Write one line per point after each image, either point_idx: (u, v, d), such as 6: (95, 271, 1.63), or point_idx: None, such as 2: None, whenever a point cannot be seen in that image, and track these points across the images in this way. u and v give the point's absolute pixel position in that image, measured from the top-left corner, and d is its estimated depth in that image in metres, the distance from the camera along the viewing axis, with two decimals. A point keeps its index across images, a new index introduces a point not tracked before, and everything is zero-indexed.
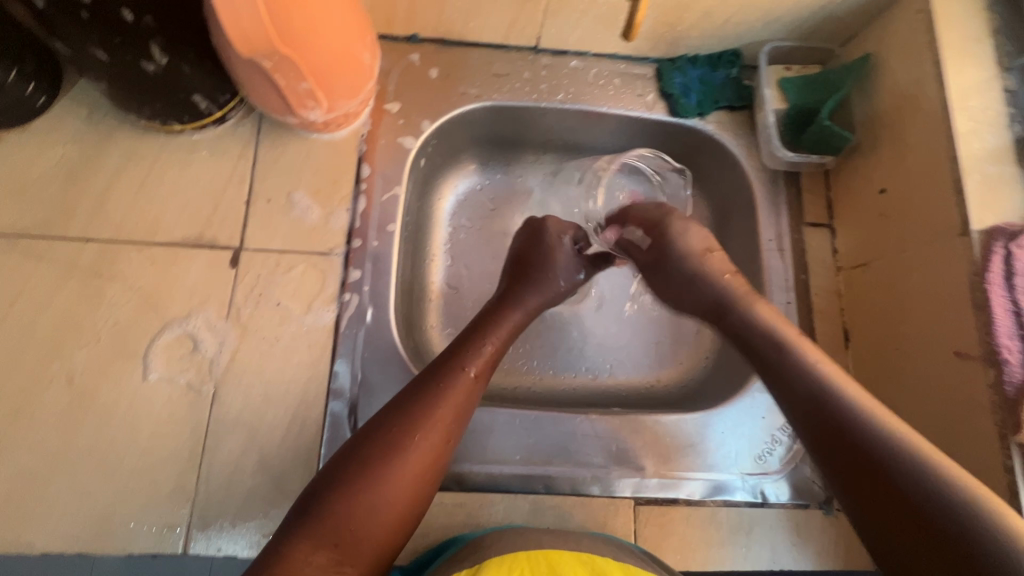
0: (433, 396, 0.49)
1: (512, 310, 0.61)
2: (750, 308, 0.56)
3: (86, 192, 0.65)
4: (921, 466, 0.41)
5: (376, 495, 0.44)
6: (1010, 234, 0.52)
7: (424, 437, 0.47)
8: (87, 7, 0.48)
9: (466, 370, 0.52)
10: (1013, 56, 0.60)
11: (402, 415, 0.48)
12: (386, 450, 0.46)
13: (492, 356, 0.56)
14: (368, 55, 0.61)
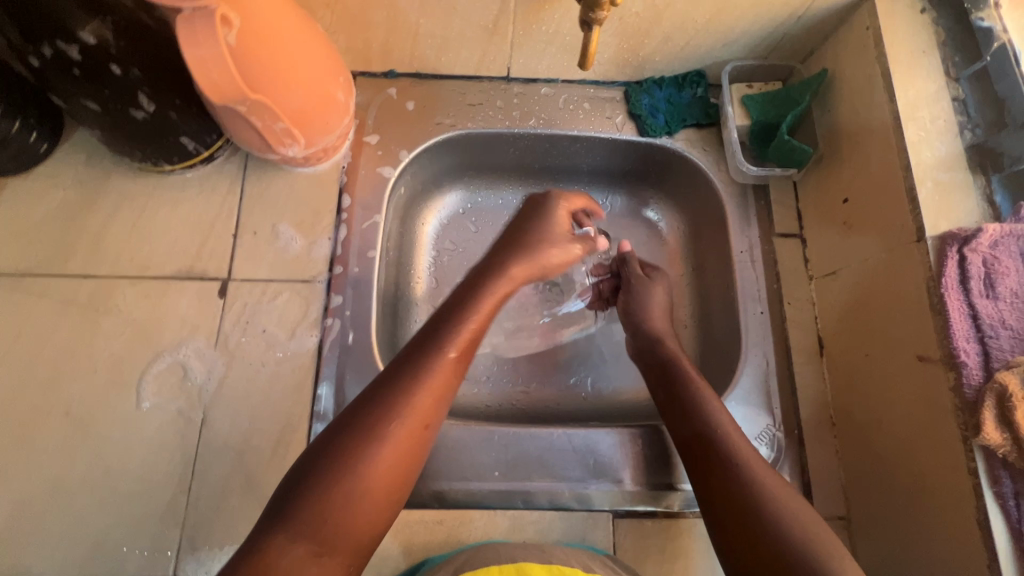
0: (411, 380, 0.47)
1: (497, 279, 0.56)
2: (667, 345, 0.66)
3: (84, 232, 0.69)
4: (762, 488, 0.50)
5: (353, 486, 0.43)
6: (963, 239, 0.54)
7: (401, 423, 0.46)
8: (79, 64, 0.54)
9: (446, 352, 0.49)
10: (960, 67, 0.62)
11: (381, 402, 0.46)
12: (362, 440, 0.44)
13: (474, 334, 0.52)
14: (341, 93, 0.65)
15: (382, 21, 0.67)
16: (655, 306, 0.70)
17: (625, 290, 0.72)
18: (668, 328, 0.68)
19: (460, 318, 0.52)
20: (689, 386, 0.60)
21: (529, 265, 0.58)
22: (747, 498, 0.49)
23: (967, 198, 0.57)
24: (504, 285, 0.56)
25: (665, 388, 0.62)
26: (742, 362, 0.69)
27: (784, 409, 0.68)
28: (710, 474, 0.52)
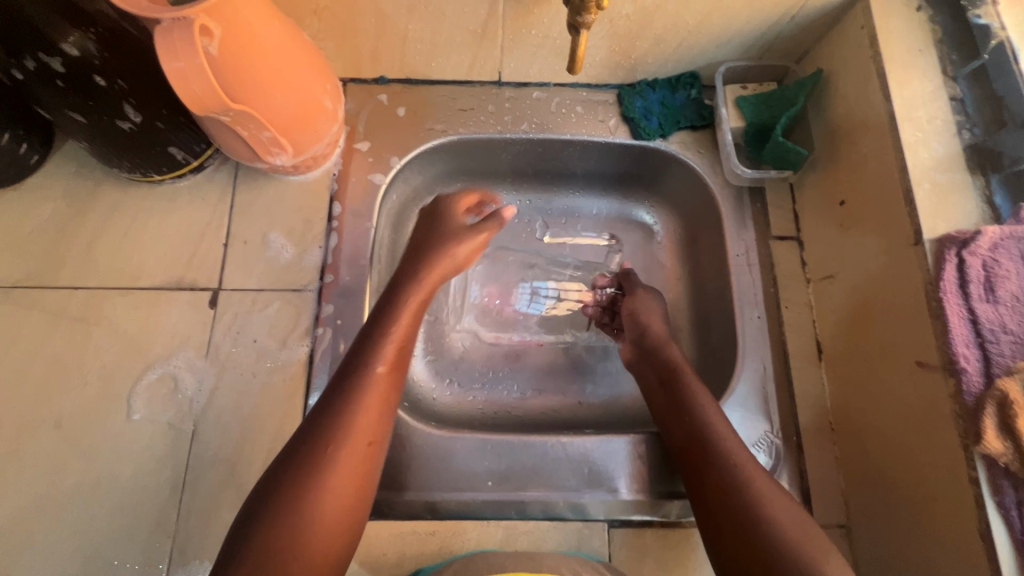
0: (346, 405, 0.51)
1: (412, 291, 0.59)
2: (670, 347, 0.66)
3: (75, 243, 0.69)
4: (754, 487, 0.51)
5: (302, 519, 0.46)
6: (962, 241, 0.53)
7: (342, 449, 0.49)
8: (62, 76, 0.54)
9: (376, 368, 0.53)
10: (958, 65, 0.61)
11: (322, 428, 0.49)
12: (309, 466, 0.48)
13: (399, 347, 0.56)
14: (329, 101, 0.64)
15: (370, 27, 0.67)
16: (653, 307, 0.71)
17: (631, 295, 0.72)
18: (667, 333, 0.68)
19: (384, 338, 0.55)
20: (687, 385, 0.61)
21: (444, 268, 0.62)
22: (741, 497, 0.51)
23: (966, 199, 0.56)
24: (416, 299, 0.59)
25: (663, 395, 0.62)
26: (739, 367, 0.68)
27: (782, 415, 0.67)
28: (706, 475, 0.54)
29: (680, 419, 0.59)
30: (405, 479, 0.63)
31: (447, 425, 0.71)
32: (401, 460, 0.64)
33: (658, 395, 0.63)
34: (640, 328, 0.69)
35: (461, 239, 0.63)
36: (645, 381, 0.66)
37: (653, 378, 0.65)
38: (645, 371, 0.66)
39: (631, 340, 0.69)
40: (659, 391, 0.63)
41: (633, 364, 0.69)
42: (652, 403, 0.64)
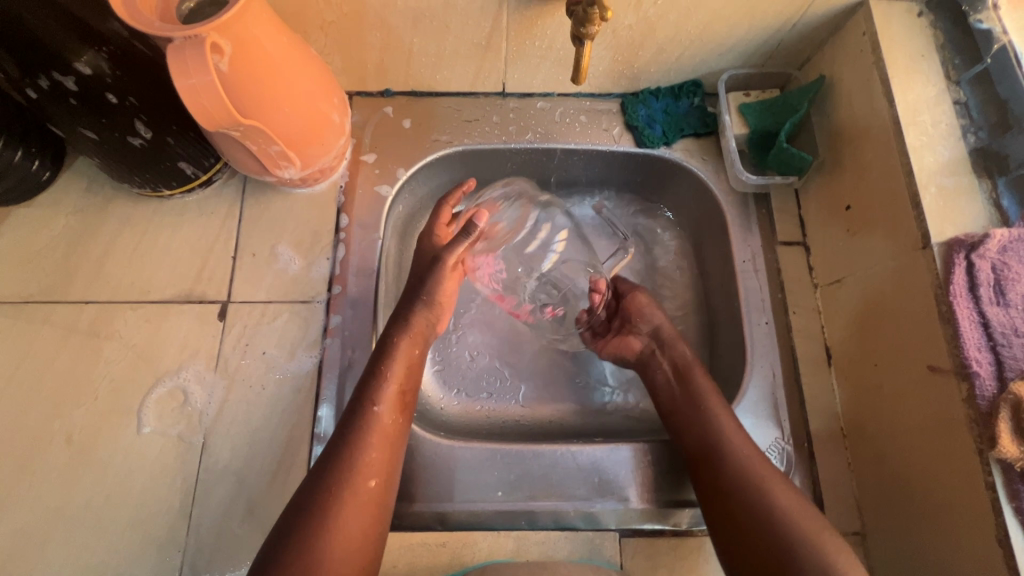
0: (351, 452, 0.55)
1: (400, 339, 0.63)
2: (679, 345, 0.68)
3: (85, 258, 0.69)
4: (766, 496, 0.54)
5: (314, 562, 0.50)
6: (970, 245, 0.53)
7: (352, 489, 0.54)
8: (75, 94, 0.55)
9: (376, 411, 0.58)
10: (960, 69, 0.62)
11: (333, 470, 0.55)
12: (323, 507, 0.53)
13: (399, 393, 0.60)
14: (336, 114, 0.65)
15: (375, 41, 0.67)
16: (652, 305, 0.72)
17: (636, 292, 0.74)
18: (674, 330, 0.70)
19: (382, 386, 0.60)
20: (695, 384, 0.63)
21: (423, 324, 0.65)
22: (748, 507, 0.54)
23: (973, 202, 0.56)
24: (405, 348, 0.63)
25: (677, 385, 0.64)
26: (749, 373, 0.68)
27: (793, 420, 0.66)
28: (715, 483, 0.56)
29: (699, 415, 0.60)
30: (414, 490, 0.63)
31: (456, 435, 0.70)
32: (410, 470, 0.64)
33: (671, 386, 0.65)
34: (653, 322, 0.71)
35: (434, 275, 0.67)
36: (659, 373, 0.67)
37: (667, 368, 0.67)
38: (658, 362, 0.68)
39: (646, 334, 0.70)
40: (672, 383, 0.65)
41: (644, 355, 0.69)
42: (663, 392, 0.65)
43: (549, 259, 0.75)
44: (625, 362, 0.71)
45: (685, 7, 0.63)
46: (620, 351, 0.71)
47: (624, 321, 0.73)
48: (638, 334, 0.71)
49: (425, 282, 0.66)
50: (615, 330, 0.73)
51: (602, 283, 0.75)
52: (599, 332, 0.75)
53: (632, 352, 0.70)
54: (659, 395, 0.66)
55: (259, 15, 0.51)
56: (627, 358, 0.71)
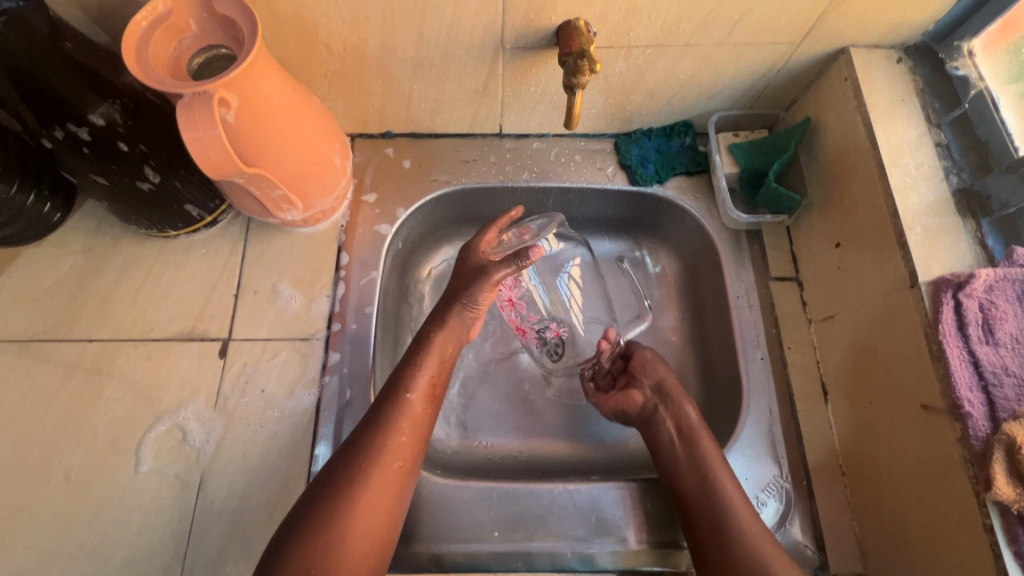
0: (380, 436, 0.58)
1: (437, 338, 0.65)
2: (681, 404, 0.65)
3: (91, 297, 0.71)
4: (752, 546, 0.55)
5: (336, 538, 0.53)
6: (957, 284, 0.54)
7: (377, 468, 0.56)
8: (88, 143, 0.57)
9: (408, 398, 0.60)
10: (940, 113, 0.64)
11: (360, 449, 0.57)
12: (347, 484, 0.55)
13: (431, 383, 0.63)
14: (338, 158, 0.67)
15: (377, 88, 0.70)
16: (653, 360, 0.70)
17: (641, 347, 0.73)
18: (678, 388, 0.67)
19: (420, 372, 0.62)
20: (695, 439, 0.62)
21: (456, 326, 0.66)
22: (734, 548, 0.55)
23: (958, 242, 0.58)
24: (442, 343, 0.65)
25: (681, 445, 0.63)
26: (745, 410, 0.68)
27: (791, 457, 0.66)
28: (707, 531, 0.57)
29: (703, 483, 0.59)
30: (409, 530, 0.63)
31: (453, 473, 0.70)
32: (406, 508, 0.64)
33: (674, 445, 0.63)
34: (656, 375, 0.69)
35: (464, 276, 0.67)
36: (663, 431, 0.65)
37: (671, 427, 0.64)
38: (662, 418, 0.65)
39: (649, 388, 0.68)
40: (675, 442, 0.63)
41: (647, 409, 0.67)
42: (666, 451, 0.64)
43: (567, 285, 0.81)
44: (629, 418, 0.69)
45: (673, 55, 0.66)
46: (623, 407, 0.69)
47: (629, 375, 0.71)
48: (641, 387, 0.69)
49: (469, 290, 0.65)
50: (620, 387, 0.71)
51: (614, 336, 0.73)
52: (604, 389, 0.73)
53: (635, 408, 0.68)
54: (662, 453, 0.64)
55: (264, 67, 0.53)
56: (631, 414, 0.69)
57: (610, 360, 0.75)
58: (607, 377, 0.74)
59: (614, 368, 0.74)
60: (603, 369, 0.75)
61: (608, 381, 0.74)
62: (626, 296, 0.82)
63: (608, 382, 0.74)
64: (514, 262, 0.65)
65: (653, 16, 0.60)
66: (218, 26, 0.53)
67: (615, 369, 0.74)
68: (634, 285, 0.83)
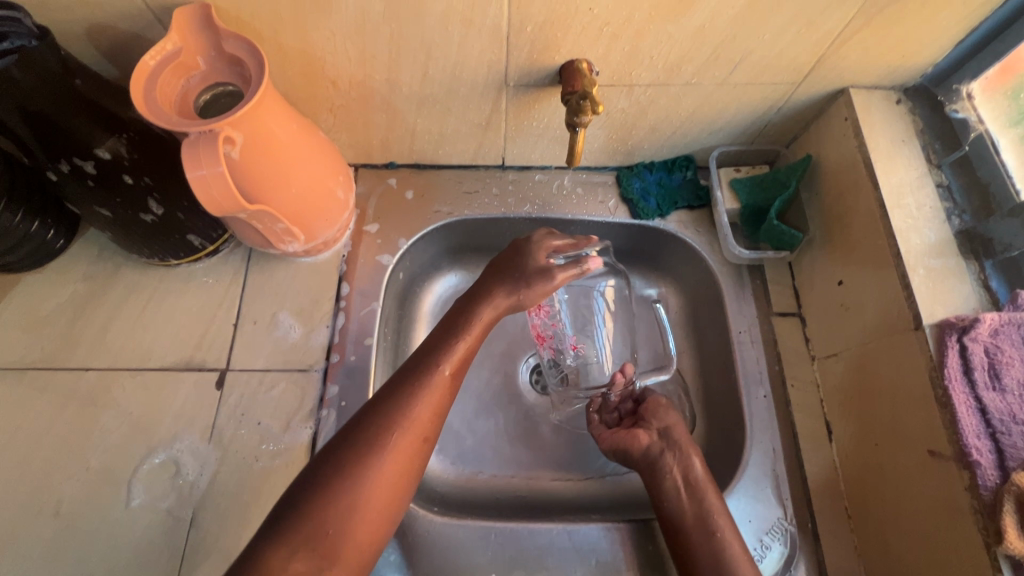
0: (407, 403, 0.55)
1: (482, 313, 0.62)
2: (687, 455, 0.63)
3: (91, 325, 0.71)
4: None
5: (346, 512, 0.50)
6: (961, 328, 0.54)
7: (398, 442, 0.54)
8: (93, 176, 0.58)
9: (441, 370, 0.57)
10: (941, 154, 0.65)
11: (384, 417, 0.54)
12: (363, 453, 0.52)
13: (466, 352, 0.60)
14: (341, 191, 0.68)
15: (381, 121, 0.71)
16: (661, 405, 0.69)
17: (655, 394, 0.71)
18: (686, 438, 0.65)
19: (454, 340, 0.60)
20: (698, 492, 0.61)
21: (506, 302, 0.63)
22: None
23: (961, 284, 0.58)
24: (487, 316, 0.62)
25: (687, 499, 0.61)
26: (748, 449, 0.66)
27: (795, 499, 0.65)
28: None
29: (710, 542, 0.58)
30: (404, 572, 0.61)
31: (451, 510, 0.69)
32: (401, 549, 0.62)
33: (680, 497, 0.61)
34: (665, 421, 0.67)
35: (519, 256, 0.64)
36: (668, 478, 0.62)
37: (677, 476, 0.62)
38: (668, 465, 0.63)
39: (656, 431, 0.66)
40: (681, 493, 0.61)
41: (652, 452, 0.65)
42: (669, 501, 0.61)
43: (601, 317, 0.77)
44: (631, 458, 0.66)
45: (675, 93, 0.67)
46: (626, 445, 0.67)
47: (639, 417, 0.69)
48: (647, 429, 0.67)
49: (531, 282, 0.63)
50: (626, 427, 0.70)
51: (631, 373, 0.71)
52: (609, 424, 0.72)
53: (639, 448, 0.66)
54: (665, 501, 0.62)
55: (272, 105, 0.54)
56: (633, 454, 0.66)
57: (622, 394, 0.72)
58: (614, 411, 0.73)
59: (625, 408, 0.72)
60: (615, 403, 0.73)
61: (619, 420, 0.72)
62: (646, 341, 0.81)
63: (615, 418, 0.72)
64: (575, 267, 0.63)
65: (655, 57, 0.61)
66: (227, 65, 0.54)
67: (625, 408, 0.72)
68: (652, 328, 0.81)
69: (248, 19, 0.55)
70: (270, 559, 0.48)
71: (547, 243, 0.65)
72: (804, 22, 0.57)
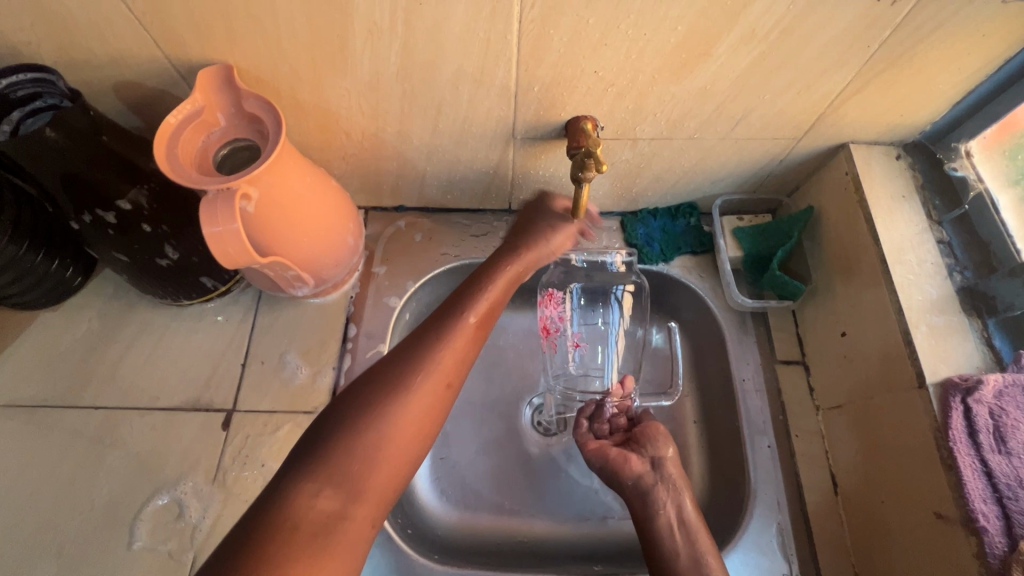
0: (432, 347, 0.53)
1: (509, 263, 0.62)
2: (678, 494, 0.61)
3: (101, 363, 0.72)
4: None
5: (366, 453, 0.47)
6: (965, 389, 0.54)
7: (422, 384, 0.51)
8: (114, 225, 0.60)
9: (466, 318, 0.56)
10: (941, 211, 0.66)
11: (410, 361, 0.52)
12: (388, 394, 0.50)
13: (490, 305, 0.59)
14: (350, 238, 0.69)
15: (392, 169, 0.73)
16: (659, 429, 0.66)
17: (650, 417, 0.68)
18: (678, 475, 0.63)
19: (478, 291, 0.59)
20: (691, 533, 0.58)
21: (533, 254, 0.63)
22: None
23: (964, 342, 0.59)
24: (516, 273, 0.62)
25: (681, 538, 0.58)
26: (752, 502, 0.66)
27: (801, 556, 0.63)
28: None
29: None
30: None
31: (451, 558, 0.69)
32: None
33: (674, 536, 0.58)
34: (659, 449, 0.65)
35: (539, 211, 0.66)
36: (662, 514, 0.60)
37: (671, 514, 0.60)
38: (661, 500, 0.61)
39: (649, 459, 0.64)
40: (674, 531, 0.59)
41: (643, 482, 0.63)
42: (662, 539, 0.59)
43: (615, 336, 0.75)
44: (620, 483, 0.64)
45: (678, 147, 0.68)
46: (617, 468, 0.65)
47: (632, 439, 0.67)
48: (641, 455, 0.65)
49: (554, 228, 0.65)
50: (618, 444, 0.67)
51: (631, 386, 0.72)
52: (602, 435, 0.69)
53: (629, 475, 0.64)
54: (656, 537, 0.59)
55: (288, 160, 0.57)
56: (624, 480, 0.64)
57: (620, 408, 0.71)
58: (608, 422, 0.70)
59: (621, 421, 0.70)
60: (608, 414, 0.70)
61: (612, 432, 0.69)
62: (651, 373, 0.79)
63: (607, 428, 0.70)
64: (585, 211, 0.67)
65: (659, 114, 0.63)
66: (245, 123, 0.57)
67: (617, 424, 0.70)
68: (659, 363, 0.80)
69: (268, 79, 0.58)
70: (297, 494, 0.44)
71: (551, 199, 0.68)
72: (804, 83, 0.59)
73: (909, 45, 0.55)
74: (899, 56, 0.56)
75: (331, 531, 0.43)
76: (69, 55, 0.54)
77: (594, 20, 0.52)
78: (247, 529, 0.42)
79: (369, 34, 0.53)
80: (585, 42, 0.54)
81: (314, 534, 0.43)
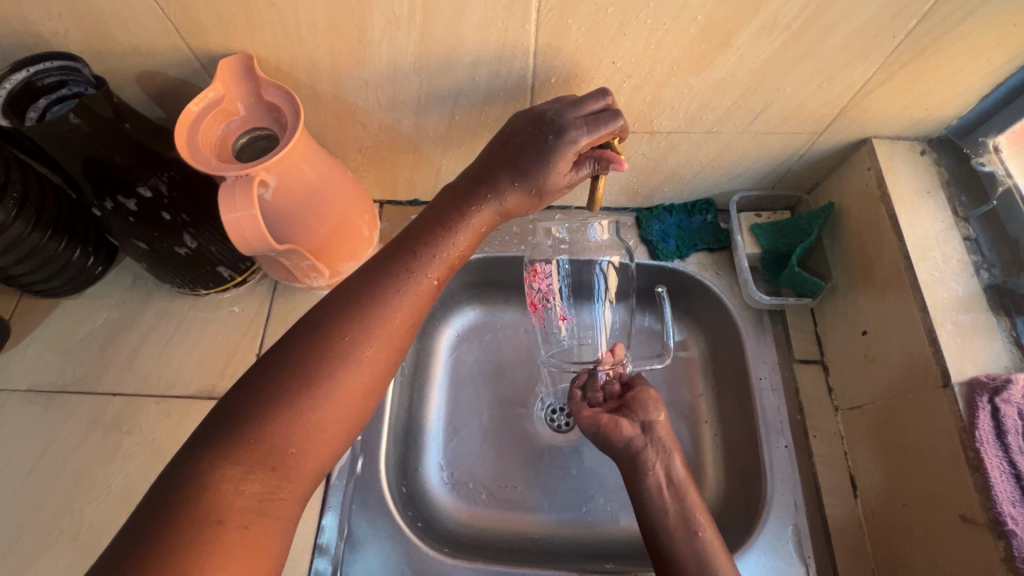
0: (384, 306, 0.52)
1: (483, 213, 0.58)
2: (672, 461, 0.62)
3: (120, 350, 0.73)
4: None
5: (297, 429, 0.47)
6: (992, 389, 0.53)
7: (358, 348, 0.50)
8: (134, 213, 0.61)
9: (428, 277, 0.55)
10: (968, 207, 0.65)
11: (363, 326, 0.51)
12: (331, 363, 0.49)
13: (456, 258, 0.57)
14: (366, 229, 0.70)
15: (407, 162, 0.73)
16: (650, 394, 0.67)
17: (644, 384, 0.70)
18: (668, 439, 0.64)
19: (444, 237, 0.56)
20: (679, 490, 0.60)
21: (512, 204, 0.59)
22: None
23: (991, 341, 0.57)
24: (486, 215, 0.58)
25: (670, 497, 0.60)
26: (768, 502, 0.64)
27: (819, 559, 0.62)
28: None
29: (696, 549, 0.56)
30: None
31: (461, 552, 0.68)
32: None
33: (664, 497, 0.60)
34: (648, 413, 0.66)
35: (542, 157, 0.56)
36: (651, 474, 0.61)
37: (660, 474, 0.61)
38: (649, 462, 0.62)
39: (640, 423, 0.65)
40: (664, 492, 0.60)
41: (634, 445, 0.64)
42: (653, 503, 0.60)
43: (602, 310, 0.73)
44: (611, 448, 0.65)
45: (697, 140, 0.67)
46: (609, 433, 0.65)
47: (624, 405, 0.68)
48: (633, 420, 0.66)
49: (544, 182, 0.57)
50: (610, 410, 0.69)
51: (620, 354, 0.72)
52: (594, 404, 0.71)
53: (620, 439, 0.65)
54: (648, 502, 0.60)
55: (308, 151, 0.58)
56: (615, 445, 0.65)
57: (612, 376, 0.73)
58: (601, 390, 0.72)
59: (615, 389, 0.72)
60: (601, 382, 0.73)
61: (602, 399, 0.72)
62: (643, 350, 0.81)
63: (598, 396, 0.72)
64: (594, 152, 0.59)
65: (677, 107, 0.62)
66: (264, 112, 0.57)
67: (611, 390, 0.72)
68: (649, 338, 0.82)
69: (288, 69, 0.58)
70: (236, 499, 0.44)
71: (579, 116, 0.55)
72: (826, 75, 0.58)
73: (935, 35, 0.54)
74: (925, 47, 0.55)
75: (257, 513, 0.45)
76: (94, 44, 0.54)
77: (613, 9, 0.51)
78: (173, 504, 0.43)
79: (387, 23, 0.53)
80: (602, 32, 0.54)
81: (239, 515, 0.44)
